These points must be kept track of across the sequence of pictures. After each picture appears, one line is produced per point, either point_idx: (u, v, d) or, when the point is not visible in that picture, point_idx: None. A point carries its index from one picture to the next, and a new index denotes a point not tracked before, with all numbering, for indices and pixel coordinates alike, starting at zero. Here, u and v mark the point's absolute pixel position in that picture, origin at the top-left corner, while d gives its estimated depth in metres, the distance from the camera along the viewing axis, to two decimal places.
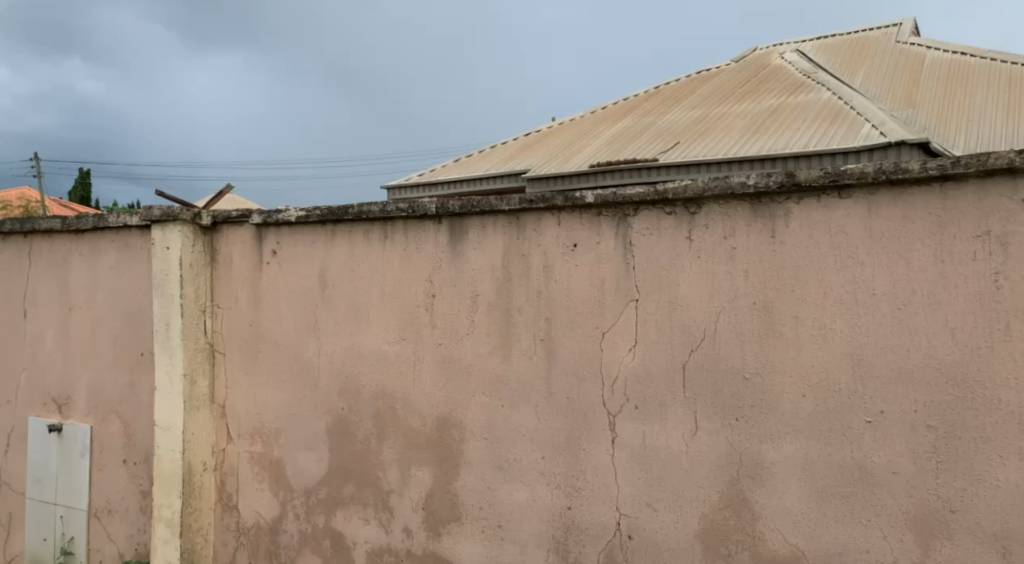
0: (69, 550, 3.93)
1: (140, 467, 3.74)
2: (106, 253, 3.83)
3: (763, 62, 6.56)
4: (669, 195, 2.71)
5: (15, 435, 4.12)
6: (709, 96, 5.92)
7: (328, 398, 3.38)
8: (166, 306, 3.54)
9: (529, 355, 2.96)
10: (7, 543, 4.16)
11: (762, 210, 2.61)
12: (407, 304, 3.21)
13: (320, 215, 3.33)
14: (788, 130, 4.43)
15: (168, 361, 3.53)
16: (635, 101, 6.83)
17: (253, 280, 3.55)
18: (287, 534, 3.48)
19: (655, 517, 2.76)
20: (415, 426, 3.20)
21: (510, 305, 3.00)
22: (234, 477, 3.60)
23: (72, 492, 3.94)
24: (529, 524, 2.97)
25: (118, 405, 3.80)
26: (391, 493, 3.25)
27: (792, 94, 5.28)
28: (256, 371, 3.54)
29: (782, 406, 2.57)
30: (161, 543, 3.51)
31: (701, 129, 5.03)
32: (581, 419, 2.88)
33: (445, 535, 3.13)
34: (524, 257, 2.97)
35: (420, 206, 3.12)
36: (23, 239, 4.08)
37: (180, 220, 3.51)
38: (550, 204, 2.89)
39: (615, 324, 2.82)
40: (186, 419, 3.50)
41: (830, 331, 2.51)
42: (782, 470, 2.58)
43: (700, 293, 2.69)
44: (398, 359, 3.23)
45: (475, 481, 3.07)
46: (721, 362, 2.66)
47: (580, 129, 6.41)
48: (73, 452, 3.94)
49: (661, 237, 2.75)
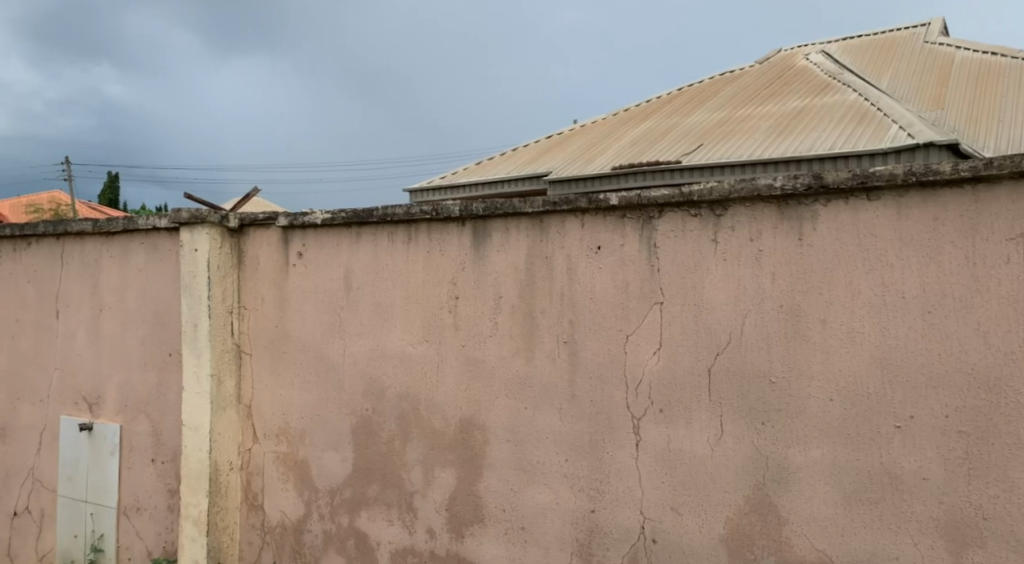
0: (99, 547, 3.99)
1: (168, 466, 3.79)
2: (135, 255, 3.89)
3: (788, 63, 6.51)
4: (694, 197, 2.70)
5: (47, 433, 4.19)
6: (734, 98, 5.90)
7: (352, 398, 3.40)
8: (194, 307, 3.59)
9: (552, 357, 2.96)
10: (39, 540, 4.23)
11: (789, 212, 2.59)
12: (431, 306, 3.22)
13: (345, 217, 3.36)
14: (813, 132, 4.40)
15: (196, 361, 3.57)
16: (658, 103, 6.81)
17: (279, 281, 3.59)
18: (311, 534, 3.50)
19: (680, 521, 2.75)
20: (439, 427, 3.21)
21: (533, 307, 3.00)
22: (260, 477, 3.63)
23: (102, 490, 4.00)
24: (552, 527, 2.97)
25: (147, 404, 3.86)
26: (414, 494, 3.26)
27: (818, 95, 5.24)
28: (282, 372, 3.58)
29: (809, 410, 2.55)
30: (189, 541, 3.55)
31: (725, 130, 5.01)
32: (604, 422, 2.87)
33: (468, 537, 3.14)
34: (547, 259, 2.98)
35: (444, 208, 3.14)
36: (56, 241, 4.16)
37: (207, 222, 3.56)
38: (574, 206, 2.89)
39: (640, 327, 2.81)
40: (213, 419, 3.54)
41: (858, 334, 2.49)
42: (809, 475, 2.56)
43: (725, 296, 2.68)
44: (422, 360, 3.24)
45: (499, 484, 3.07)
46: (747, 366, 2.64)
47: (603, 131, 6.40)
48: (102, 450, 4.00)
49: (686, 239, 2.73)
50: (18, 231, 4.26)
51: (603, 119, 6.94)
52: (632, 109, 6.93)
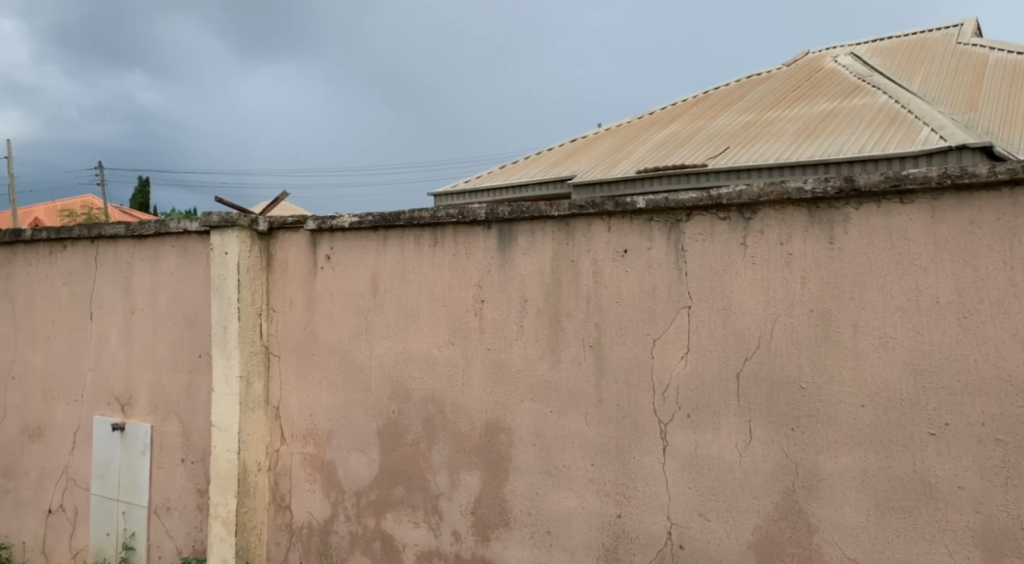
0: (130, 545, 4.05)
1: (197, 466, 3.84)
2: (167, 258, 3.95)
3: (816, 65, 6.44)
4: (723, 201, 2.67)
5: (81, 432, 4.26)
6: (761, 100, 5.85)
7: (379, 401, 3.42)
8: (224, 309, 3.64)
9: (578, 361, 2.96)
10: (72, 537, 4.31)
11: (820, 215, 2.56)
12: (457, 309, 3.23)
13: (372, 221, 3.38)
14: (842, 135, 4.35)
15: (226, 363, 3.62)
16: (683, 106, 6.77)
17: (307, 284, 3.62)
18: (338, 535, 3.52)
19: (707, 527, 2.72)
20: (464, 430, 3.21)
21: (559, 311, 3.00)
22: (287, 478, 3.66)
23: (133, 489, 4.06)
24: (578, 531, 2.96)
25: (177, 405, 3.91)
26: (440, 497, 3.27)
27: (847, 98, 5.19)
28: (309, 374, 3.61)
29: (840, 416, 2.52)
30: (217, 541, 3.60)
31: (752, 134, 4.97)
32: (631, 427, 2.85)
33: (493, 540, 3.14)
34: (574, 263, 2.97)
35: (470, 212, 3.15)
36: (90, 244, 4.24)
37: (237, 226, 3.60)
38: (600, 209, 2.88)
39: (667, 331, 2.79)
40: (242, 420, 3.58)
41: (891, 340, 2.45)
42: (840, 481, 2.52)
43: (755, 301, 2.65)
44: (447, 363, 3.25)
45: (524, 488, 3.07)
46: (777, 371, 2.61)
47: (628, 134, 6.38)
48: (134, 450, 4.06)
49: (715, 242, 2.72)
50: (53, 234, 4.34)
51: (628, 122, 6.92)
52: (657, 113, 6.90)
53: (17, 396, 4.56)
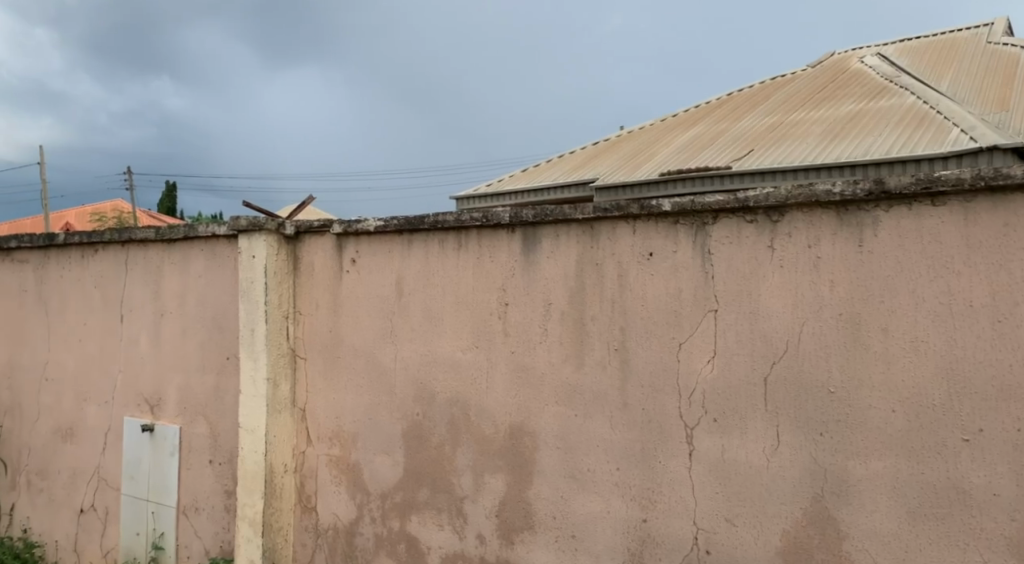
0: (159, 545, 4.09)
1: (225, 467, 3.88)
2: (195, 262, 4.00)
3: (842, 65, 6.38)
4: (750, 203, 2.65)
5: (112, 433, 4.33)
6: (786, 102, 5.80)
7: (404, 403, 3.44)
8: (252, 312, 3.67)
9: (603, 364, 2.95)
10: (103, 537, 4.37)
11: (849, 218, 2.54)
12: (481, 312, 3.23)
13: (397, 225, 3.40)
14: (870, 136, 4.31)
15: (253, 365, 3.65)
16: (706, 108, 6.74)
17: (333, 287, 3.65)
18: (363, 537, 3.54)
19: (734, 533, 2.70)
20: (489, 433, 3.21)
21: (584, 314, 2.99)
22: (313, 479, 3.69)
23: (163, 489, 4.10)
24: (603, 536, 2.94)
25: (205, 406, 3.96)
26: (464, 499, 3.27)
27: (874, 98, 5.13)
28: (335, 376, 3.63)
29: (870, 422, 2.49)
30: (245, 541, 3.63)
31: (778, 135, 4.93)
32: (656, 431, 2.84)
33: (518, 543, 3.14)
34: (598, 266, 2.97)
35: (494, 216, 3.16)
36: (120, 248, 4.30)
37: (265, 229, 3.64)
38: (625, 212, 2.87)
39: (693, 335, 2.77)
40: (269, 421, 3.61)
41: (922, 344, 2.42)
42: (870, 488, 2.49)
43: (782, 304, 2.63)
44: (472, 366, 3.26)
45: (549, 491, 3.06)
46: (805, 376, 2.59)
47: (651, 136, 6.36)
48: (163, 451, 4.11)
49: (742, 245, 2.70)
50: (85, 239, 4.42)
51: (651, 125, 6.89)
52: (680, 115, 6.86)
53: (49, 397, 4.64)
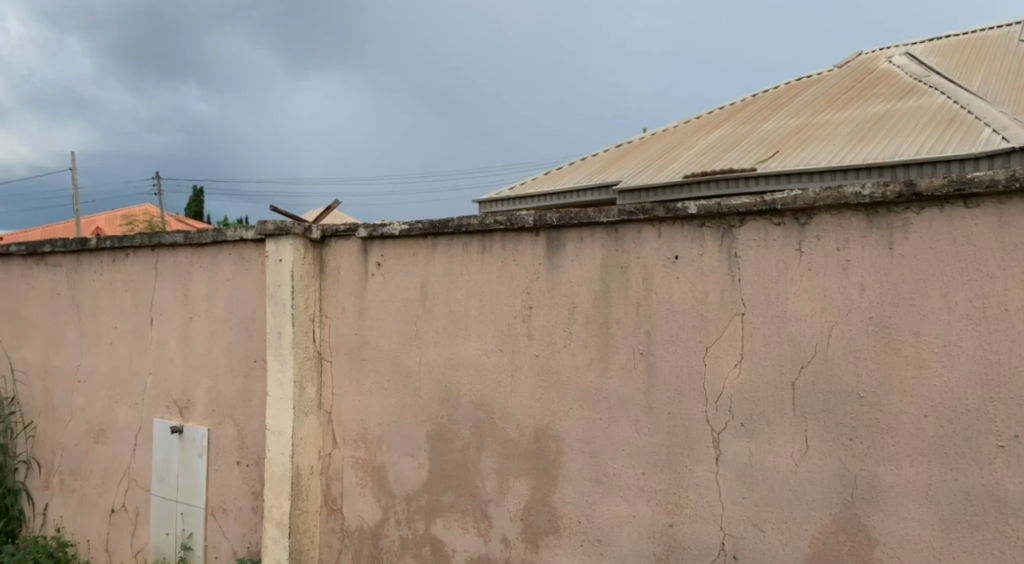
0: (188, 545, 4.14)
1: (252, 468, 3.92)
2: (223, 266, 4.04)
3: (870, 65, 6.30)
4: (777, 206, 2.63)
5: (142, 434, 4.39)
6: (813, 102, 5.75)
7: (428, 406, 3.45)
8: (279, 315, 3.71)
9: (628, 368, 2.93)
10: (134, 536, 4.43)
11: (878, 221, 2.50)
12: (506, 316, 3.23)
13: (421, 228, 3.41)
14: (898, 136, 4.26)
15: (280, 368, 3.69)
16: (731, 109, 6.70)
17: (358, 290, 3.67)
18: (388, 539, 3.55)
19: (763, 539, 2.67)
20: (513, 436, 3.21)
21: (609, 318, 2.98)
22: (339, 481, 3.71)
23: (191, 490, 4.15)
24: (629, 540, 2.93)
25: (233, 408, 4.00)
26: (489, 503, 3.27)
27: (903, 98, 5.06)
28: (361, 379, 3.65)
29: (902, 427, 2.45)
30: (272, 543, 3.66)
31: (804, 136, 4.89)
32: (683, 436, 2.82)
33: (543, 548, 3.13)
34: (623, 269, 2.95)
35: (518, 219, 3.16)
36: (150, 252, 4.36)
37: (292, 234, 3.67)
38: (650, 215, 2.86)
39: (720, 339, 2.75)
40: (296, 424, 3.64)
41: (955, 348, 2.38)
42: (902, 494, 2.45)
43: (811, 308, 2.60)
44: (496, 370, 3.26)
45: (574, 495, 3.05)
46: (834, 380, 2.55)
47: (675, 138, 6.33)
48: (191, 452, 4.16)
49: (769, 248, 2.67)
50: (116, 243, 4.48)
51: (674, 127, 6.86)
52: (704, 117, 6.83)
53: (81, 399, 4.72)
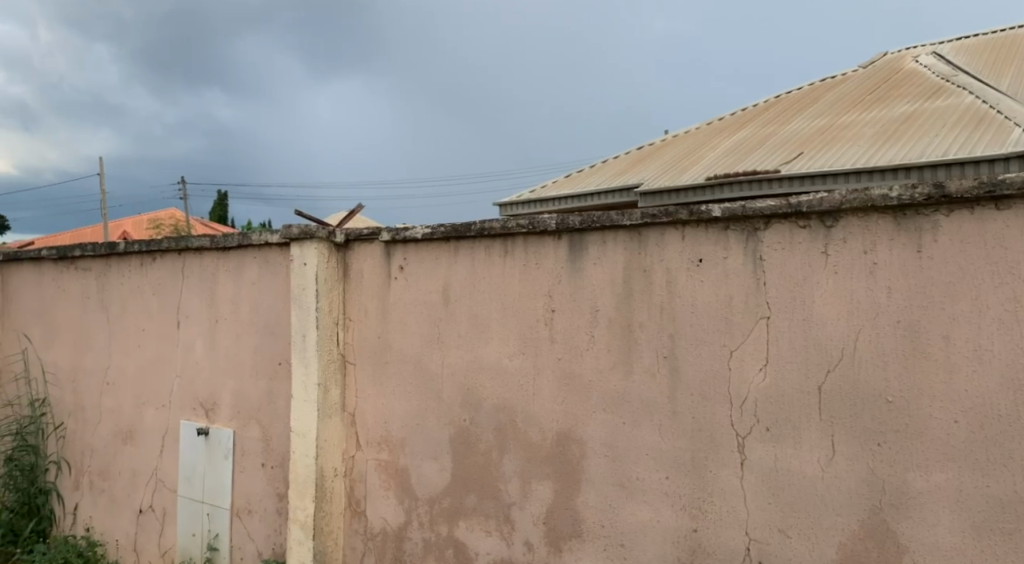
0: (214, 546, 4.18)
1: (277, 470, 3.95)
2: (249, 269, 4.08)
3: (896, 65, 6.23)
4: (803, 208, 2.61)
5: (169, 436, 4.45)
6: (838, 103, 5.69)
7: (451, 409, 3.46)
8: (303, 318, 3.74)
9: (651, 372, 2.92)
10: (161, 537, 4.49)
11: (906, 223, 2.47)
12: (528, 319, 3.23)
13: (444, 232, 3.42)
14: (926, 137, 4.21)
15: (305, 371, 3.72)
16: (754, 110, 6.66)
17: (381, 293, 3.69)
18: (412, 542, 3.56)
19: (789, 545, 2.65)
20: (536, 440, 3.21)
21: (632, 321, 2.97)
22: (362, 484, 3.73)
23: (217, 491, 4.19)
24: (653, 545, 2.91)
25: (258, 410, 4.04)
26: (512, 506, 3.27)
27: (931, 98, 5.00)
28: (384, 382, 3.67)
29: (931, 432, 2.42)
30: (296, 544, 3.68)
31: (829, 137, 4.84)
32: (707, 440, 2.80)
33: (566, 551, 3.12)
34: (646, 273, 2.94)
35: (541, 222, 3.16)
36: (177, 255, 4.42)
37: (316, 237, 3.70)
38: (674, 218, 2.85)
39: (745, 343, 2.73)
40: (320, 426, 3.66)
41: (986, 353, 2.35)
42: (932, 500, 2.42)
43: (837, 311, 2.57)
44: (518, 373, 3.26)
45: (597, 499, 3.04)
46: (862, 385, 2.53)
47: (698, 140, 6.30)
48: (217, 454, 4.20)
49: (795, 251, 2.65)
50: (143, 247, 4.54)
51: (696, 129, 6.82)
52: (727, 119, 6.78)
53: (110, 401, 4.79)
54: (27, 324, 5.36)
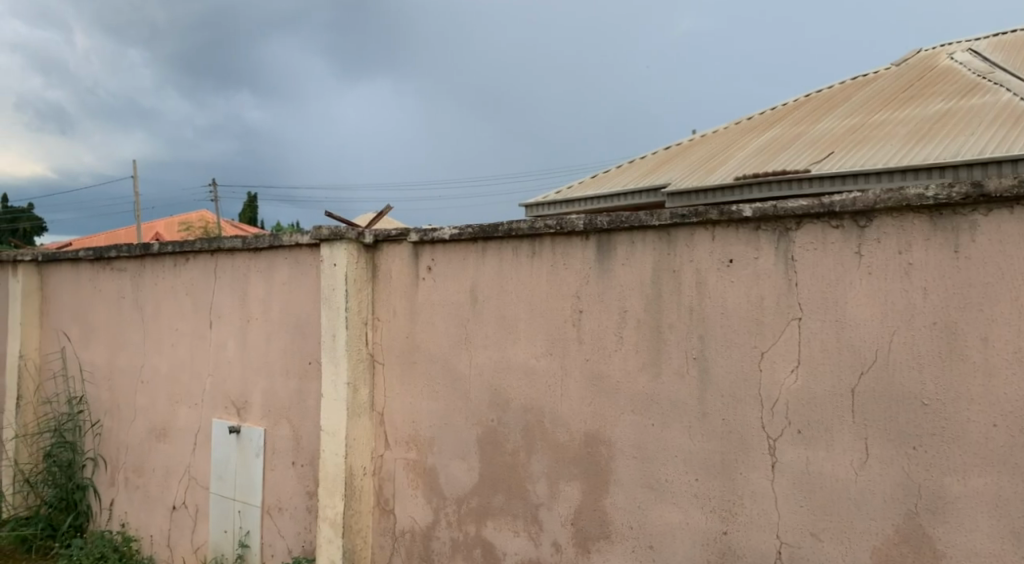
0: (245, 543, 4.23)
1: (307, 468, 3.99)
2: (280, 270, 4.13)
3: (931, 62, 6.13)
4: (835, 208, 2.58)
5: (202, 434, 4.51)
6: (870, 101, 5.61)
7: (478, 409, 3.47)
8: (333, 318, 3.78)
9: (681, 373, 2.90)
10: (194, 533, 4.55)
11: (943, 223, 2.43)
12: (556, 319, 3.23)
13: (472, 232, 3.43)
14: (961, 135, 4.13)
15: (335, 370, 3.75)
16: (784, 109, 6.59)
17: (409, 294, 3.71)
18: (439, 541, 3.58)
19: (821, 549, 2.62)
20: (564, 441, 3.21)
21: (661, 322, 2.95)
22: (391, 482, 3.76)
23: (248, 489, 4.25)
24: (682, 546, 2.89)
25: (289, 409, 4.08)
26: (540, 507, 3.27)
27: (966, 95, 4.91)
28: (412, 382, 3.69)
29: (969, 436, 2.38)
30: (326, 542, 3.71)
31: (861, 136, 4.78)
32: (737, 442, 2.77)
33: (595, 552, 3.11)
34: (675, 274, 2.92)
35: (569, 223, 3.15)
36: (210, 256, 4.48)
37: (345, 239, 3.73)
38: (704, 218, 2.83)
39: (776, 344, 2.70)
40: (349, 425, 3.69)
41: None
42: (970, 505, 2.37)
43: (871, 312, 2.54)
44: (546, 374, 3.26)
45: (626, 501, 3.02)
46: (897, 388, 2.49)
47: (727, 139, 6.26)
48: (248, 452, 4.25)
49: (827, 252, 2.62)
50: (177, 248, 4.61)
51: (724, 129, 6.77)
52: (754, 119, 6.72)
53: (144, 399, 4.87)
54: (64, 323, 5.47)
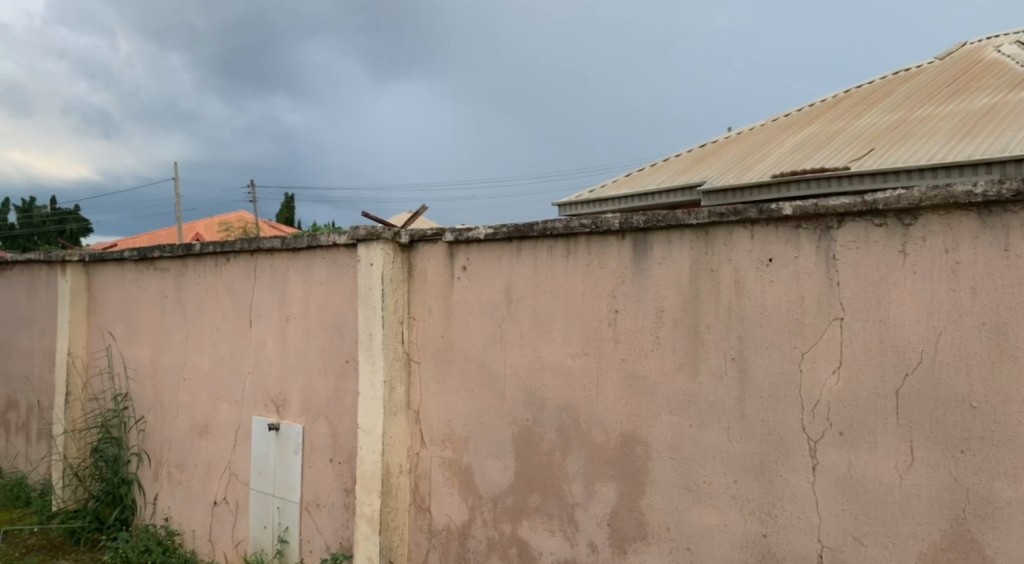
0: (285, 539, 4.29)
1: (344, 466, 4.02)
2: (317, 269, 4.18)
3: (977, 55, 5.98)
4: (878, 205, 2.52)
5: (242, 431, 4.59)
6: (912, 96, 5.49)
7: (514, 408, 3.47)
8: (370, 317, 3.81)
9: (719, 374, 2.86)
10: (234, 528, 4.63)
11: (992, 220, 2.37)
12: (592, 319, 3.22)
13: (507, 232, 3.44)
14: (1006, 130, 4.03)
15: (372, 369, 3.79)
16: (823, 105, 6.48)
17: (445, 293, 3.72)
18: (475, 539, 3.58)
19: (864, 552, 2.57)
20: (600, 441, 3.19)
21: (698, 322, 2.92)
22: (427, 480, 3.78)
23: (287, 485, 4.30)
24: (719, 548, 2.85)
25: (326, 407, 4.12)
26: (576, 507, 3.26)
27: (1013, 89, 4.78)
28: (448, 381, 3.70)
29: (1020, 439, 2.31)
30: (363, 539, 3.75)
31: (902, 132, 4.68)
32: (777, 444, 2.73)
33: (631, 553, 3.09)
34: (713, 273, 2.89)
35: (604, 222, 3.14)
36: (249, 256, 4.55)
37: (382, 239, 3.77)
38: (742, 217, 2.80)
39: (817, 345, 2.66)
40: (386, 423, 3.72)
41: None
42: (1021, 511, 2.31)
43: (916, 312, 2.48)
44: (581, 373, 3.25)
45: (664, 502, 3.00)
46: (943, 389, 2.43)
47: (764, 136, 6.17)
48: (287, 449, 4.31)
49: (871, 250, 2.57)
50: (217, 248, 4.69)
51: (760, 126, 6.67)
52: (792, 115, 6.61)
53: (186, 396, 4.97)
54: (110, 322, 5.60)
